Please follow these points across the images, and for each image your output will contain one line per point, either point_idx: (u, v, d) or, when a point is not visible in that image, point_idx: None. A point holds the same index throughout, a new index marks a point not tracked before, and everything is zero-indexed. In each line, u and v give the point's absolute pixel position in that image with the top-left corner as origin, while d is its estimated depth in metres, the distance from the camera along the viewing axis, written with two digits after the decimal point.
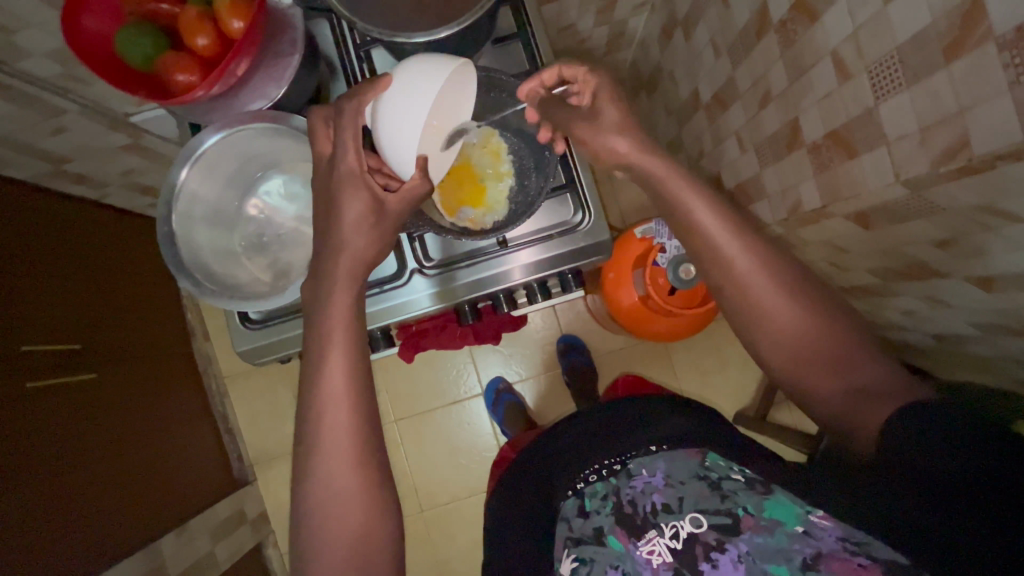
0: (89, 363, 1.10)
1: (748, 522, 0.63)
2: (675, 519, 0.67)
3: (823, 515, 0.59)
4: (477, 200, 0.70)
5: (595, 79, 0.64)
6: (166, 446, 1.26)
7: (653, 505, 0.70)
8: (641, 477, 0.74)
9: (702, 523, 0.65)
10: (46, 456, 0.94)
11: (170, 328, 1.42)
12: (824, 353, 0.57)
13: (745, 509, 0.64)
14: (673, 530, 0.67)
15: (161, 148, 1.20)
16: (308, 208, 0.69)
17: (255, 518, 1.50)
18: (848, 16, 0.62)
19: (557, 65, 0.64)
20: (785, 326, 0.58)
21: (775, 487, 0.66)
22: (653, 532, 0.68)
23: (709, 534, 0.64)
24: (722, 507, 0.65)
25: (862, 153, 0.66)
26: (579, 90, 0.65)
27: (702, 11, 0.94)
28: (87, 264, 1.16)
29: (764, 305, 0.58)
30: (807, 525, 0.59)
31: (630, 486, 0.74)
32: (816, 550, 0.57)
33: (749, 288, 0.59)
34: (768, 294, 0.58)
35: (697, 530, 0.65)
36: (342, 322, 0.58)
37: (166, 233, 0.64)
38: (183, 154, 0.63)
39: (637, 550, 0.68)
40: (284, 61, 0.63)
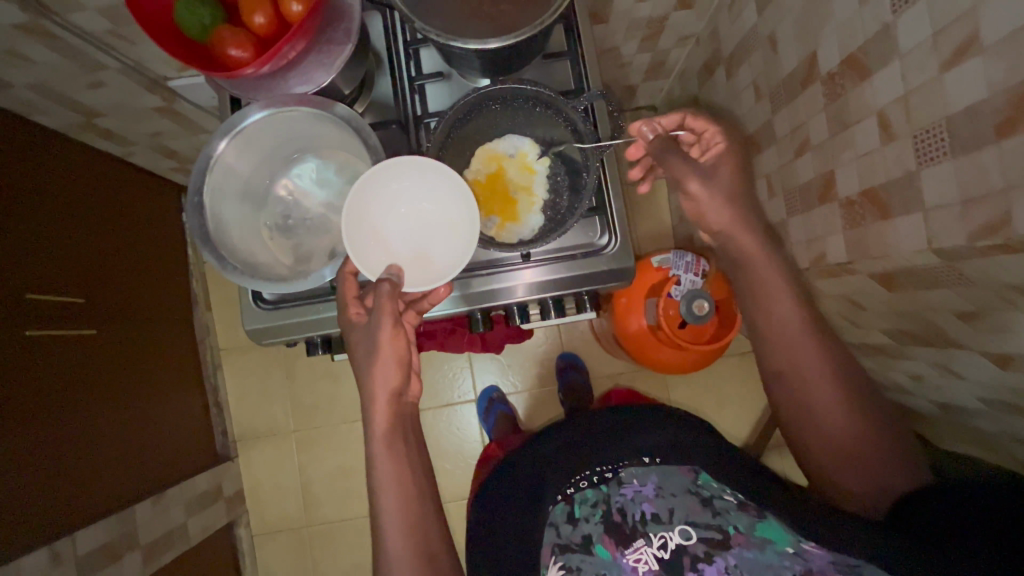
0: (91, 318, 1.10)
1: (738, 538, 0.65)
2: (664, 529, 0.69)
3: (812, 544, 0.63)
4: (507, 214, 0.70)
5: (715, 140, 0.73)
6: (154, 413, 1.25)
7: (643, 514, 0.71)
8: (631, 486, 0.75)
9: (691, 536, 0.67)
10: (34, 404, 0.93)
11: (173, 293, 1.41)
12: (865, 440, 0.67)
13: (736, 528, 0.66)
14: (661, 540, 0.68)
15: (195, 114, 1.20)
16: (339, 197, 0.69)
17: (232, 496, 1.49)
18: (900, 79, 0.62)
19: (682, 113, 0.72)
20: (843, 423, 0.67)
21: (767, 511, 0.68)
22: (641, 541, 0.69)
23: (697, 546, 0.66)
24: (713, 522, 0.68)
25: (895, 216, 0.66)
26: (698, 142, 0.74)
27: (749, 52, 0.95)
28: (103, 219, 1.16)
29: (810, 395, 0.69)
30: (798, 547, 0.63)
31: (621, 493, 0.75)
32: (805, 568, 0.61)
33: (784, 355, 0.70)
34: (814, 378, 0.68)
35: (685, 542, 0.67)
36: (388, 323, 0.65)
37: (196, 204, 0.63)
38: (224, 127, 0.63)
39: (624, 558, 0.69)
40: (335, 49, 0.63)
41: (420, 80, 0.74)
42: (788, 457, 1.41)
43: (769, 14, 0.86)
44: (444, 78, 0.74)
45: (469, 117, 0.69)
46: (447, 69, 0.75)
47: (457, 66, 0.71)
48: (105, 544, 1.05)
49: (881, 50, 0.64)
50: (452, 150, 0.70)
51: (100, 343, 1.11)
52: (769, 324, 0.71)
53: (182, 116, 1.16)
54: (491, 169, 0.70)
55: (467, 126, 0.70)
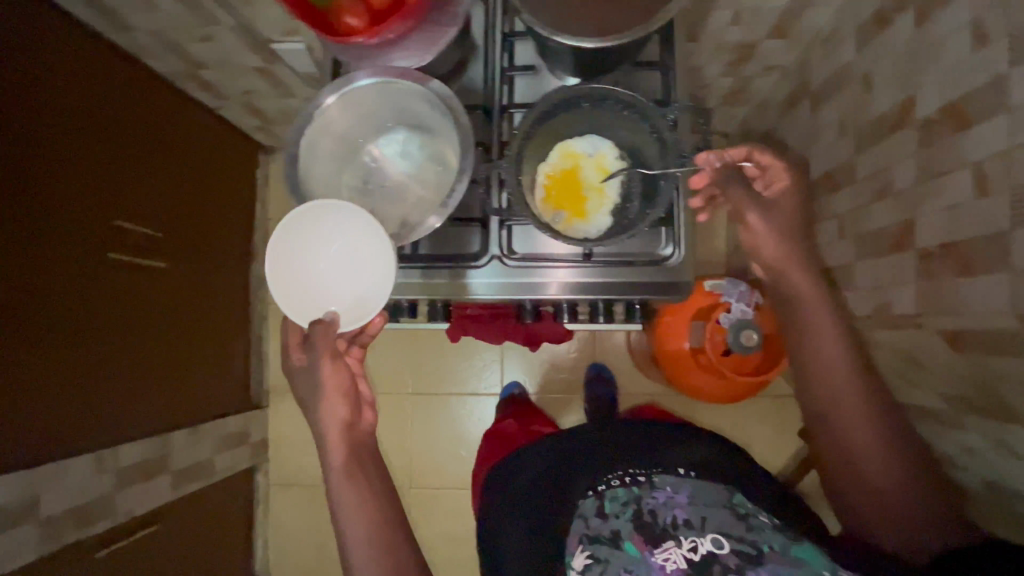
0: (162, 251, 1.16)
1: (773, 556, 0.60)
2: (694, 534, 0.64)
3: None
4: (578, 211, 0.71)
5: (785, 174, 0.71)
6: (201, 351, 1.31)
7: (674, 519, 0.66)
8: (664, 491, 0.71)
9: (724, 545, 0.61)
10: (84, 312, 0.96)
11: (236, 241, 1.49)
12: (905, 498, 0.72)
13: (772, 547, 0.61)
14: (691, 544, 0.62)
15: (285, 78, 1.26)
16: (421, 171, 0.72)
17: (257, 443, 1.56)
18: (1004, 135, 0.60)
19: (748, 148, 0.70)
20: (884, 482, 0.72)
21: (805, 542, 0.63)
22: (671, 542, 0.64)
23: (730, 558, 0.60)
24: (748, 537, 0.63)
25: (977, 275, 0.64)
26: (767, 177, 0.72)
27: (840, 88, 0.93)
28: (186, 161, 1.24)
29: (857, 457, 0.73)
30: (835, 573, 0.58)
31: (652, 496, 0.70)
32: None
33: (839, 421, 0.73)
34: (863, 443, 0.73)
35: (718, 551, 0.61)
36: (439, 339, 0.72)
37: (292, 155, 0.68)
38: (330, 87, 0.67)
39: (654, 557, 0.63)
40: (440, 30, 0.68)
41: (511, 71, 0.77)
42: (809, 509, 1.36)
43: (868, 54, 0.84)
44: (534, 73, 0.77)
45: (557, 110, 0.70)
46: (538, 64, 0.78)
47: (550, 62, 0.73)
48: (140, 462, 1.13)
49: (990, 103, 0.62)
50: (535, 142, 0.71)
51: (166, 279, 1.18)
52: (827, 376, 0.73)
53: (275, 77, 1.23)
54: (567, 164, 0.72)
55: (554, 119, 0.71)
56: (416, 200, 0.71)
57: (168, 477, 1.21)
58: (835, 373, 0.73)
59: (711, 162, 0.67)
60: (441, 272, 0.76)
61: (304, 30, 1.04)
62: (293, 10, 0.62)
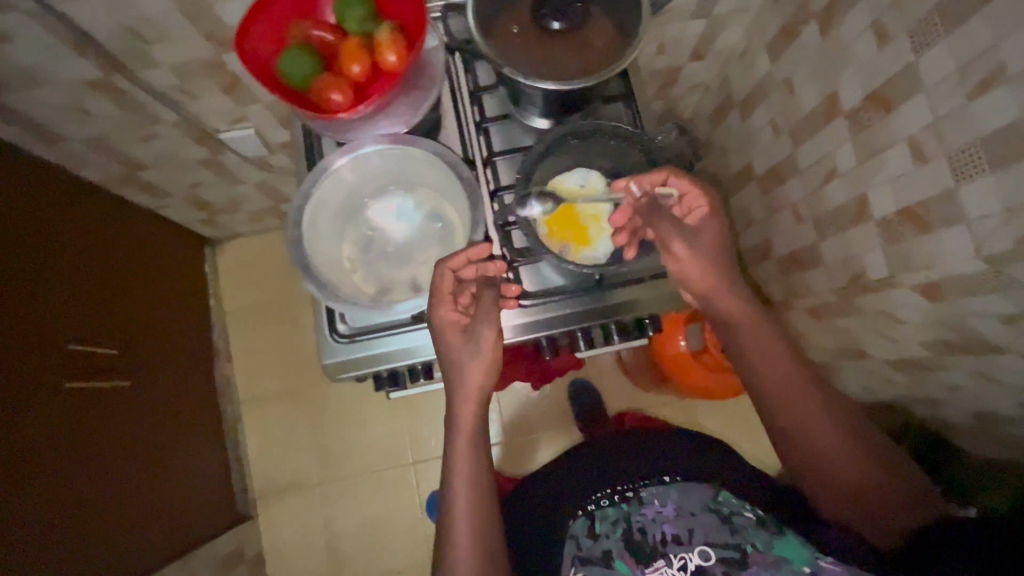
0: (126, 368, 1.13)
1: (755, 556, 0.71)
2: (684, 551, 0.74)
3: (831, 561, 0.69)
4: (581, 240, 0.73)
5: (700, 203, 0.73)
6: (185, 466, 1.25)
7: (664, 532, 0.76)
8: (652, 506, 0.79)
9: (711, 557, 0.72)
10: (76, 484, 0.93)
11: (190, 346, 1.40)
12: (874, 512, 0.74)
13: (753, 545, 0.72)
14: (681, 562, 0.73)
15: (142, 220, 1.29)
16: (423, 231, 0.71)
17: (252, 558, 1.41)
18: (926, 109, 0.70)
19: (664, 171, 0.70)
20: (852, 501, 0.75)
21: (783, 529, 0.74)
22: (661, 561, 0.74)
23: (717, 567, 0.71)
24: (732, 541, 0.73)
25: (938, 230, 0.72)
26: (682, 204, 0.74)
27: (765, 94, 1.05)
28: (134, 287, 1.21)
29: (839, 481, 0.75)
30: (816, 567, 0.69)
31: (642, 512, 0.79)
32: None
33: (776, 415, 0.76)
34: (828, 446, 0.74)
35: (705, 563, 0.72)
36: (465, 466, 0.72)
37: (293, 224, 0.67)
38: (325, 163, 0.68)
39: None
40: (421, 92, 0.71)
41: (485, 122, 0.80)
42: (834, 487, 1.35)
43: (785, 61, 0.96)
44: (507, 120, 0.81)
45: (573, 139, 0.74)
46: (509, 112, 0.82)
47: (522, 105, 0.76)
48: None
49: (907, 85, 0.73)
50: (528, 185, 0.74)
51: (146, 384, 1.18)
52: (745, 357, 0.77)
53: (155, 189, 1.25)
54: (563, 201, 0.73)
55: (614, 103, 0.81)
56: (427, 257, 0.70)
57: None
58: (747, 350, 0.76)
59: (631, 191, 0.71)
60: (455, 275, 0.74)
61: (249, 114, 1.04)
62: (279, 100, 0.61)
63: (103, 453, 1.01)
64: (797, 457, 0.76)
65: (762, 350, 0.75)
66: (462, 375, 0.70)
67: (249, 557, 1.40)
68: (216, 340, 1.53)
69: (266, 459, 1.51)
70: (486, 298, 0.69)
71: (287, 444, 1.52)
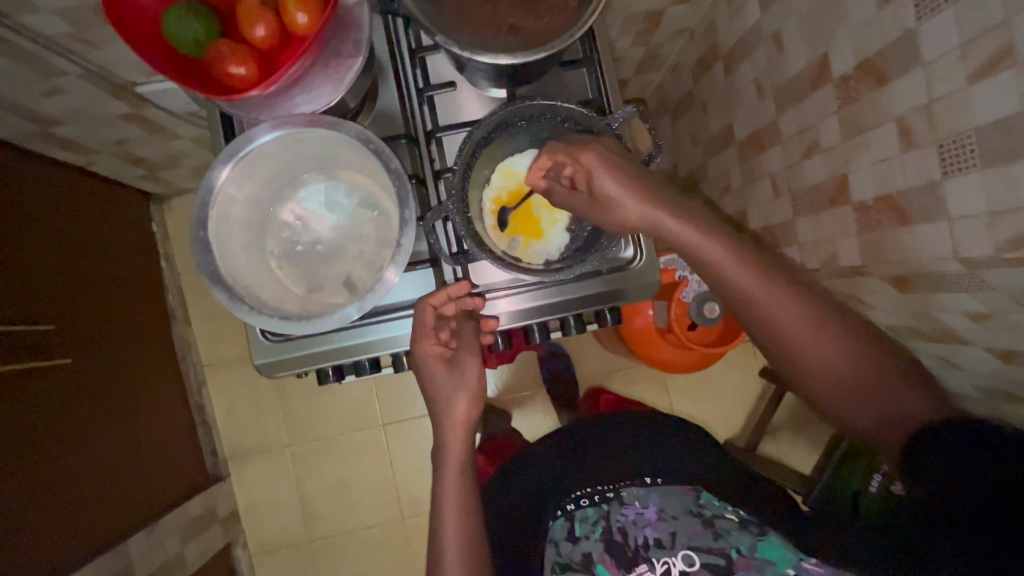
0: (67, 347, 1.06)
1: (741, 563, 0.68)
2: (666, 555, 0.72)
3: (814, 563, 0.66)
4: (537, 233, 0.68)
5: (591, 159, 0.61)
6: (146, 437, 1.24)
7: (644, 538, 0.74)
8: (633, 507, 0.78)
9: (695, 561, 0.70)
10: (13, 473, 0.89)
11: (142, 313, 1.33)
12: (896, 421, 0.64)
13: (739, 551, 0.70)
14: (664, 566, 0.71)
15: (74, 178, 1.16)
16: (352, 221, 0.64)
17: (226, 516, 1.44)
18: (922, 87, 0.63)
19: (545, 151, 0.63)
20: (875, 414, 0.65)
21: (767, 530, 0.72)
22: (644, 566, 0.72)
23: (701, 574, 0.69)
24: (715, 547, 0.71)
25: (916, 224, 0.68)
26: (576, 169, 0.62)
27: (751, 49, 0.93)
28: (72, 253, 1.12)
29: (849, 397, 0.66)
30: (799, 570, 0.66)
31: (622, 513, 0.78)
32: None
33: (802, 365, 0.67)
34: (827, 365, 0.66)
35: (689, 569, 0.70)
36: (452, 470, 0.75)
37: (201, 220, 0.59)
38: (230, 148, 0.59)
39: None
40: (346, 62, 0.61)
41: (428, 91, 0.71)
42: (782, 444, 1.42)
43: (773, 12, 0.84)
44: (454, 88, 0.72)
45: (521, 122, 0.65)
46: (456, 78, 0.72)
47: (469, 73, 0.67)
48: None
49: (902, 57, 0.65)
50: (476, 170, 0.66)
51: (92, 357, 1.12)
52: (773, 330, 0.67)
53: (77, 146, 1.08)
54: (511, 184, 0.68)
55: (571, 69, 0.72)
56: (358, 253, 0.64)
57: (228, 568, 1.43)
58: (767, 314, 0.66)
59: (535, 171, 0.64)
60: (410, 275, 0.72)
61: None
62: (168, 75, 0.53)
63: (45, 430, 0.97)
64: (833, 397, 0.67)
65: (784, 305, 0.66)
66: (451, 403, 0.74)
67: (222, 517, 1.42)
68: (171, 304, 1.45)
69: (233, 424, 1.51)
70: (465, 330, 0.73)
71: (253, 407, 1.51)
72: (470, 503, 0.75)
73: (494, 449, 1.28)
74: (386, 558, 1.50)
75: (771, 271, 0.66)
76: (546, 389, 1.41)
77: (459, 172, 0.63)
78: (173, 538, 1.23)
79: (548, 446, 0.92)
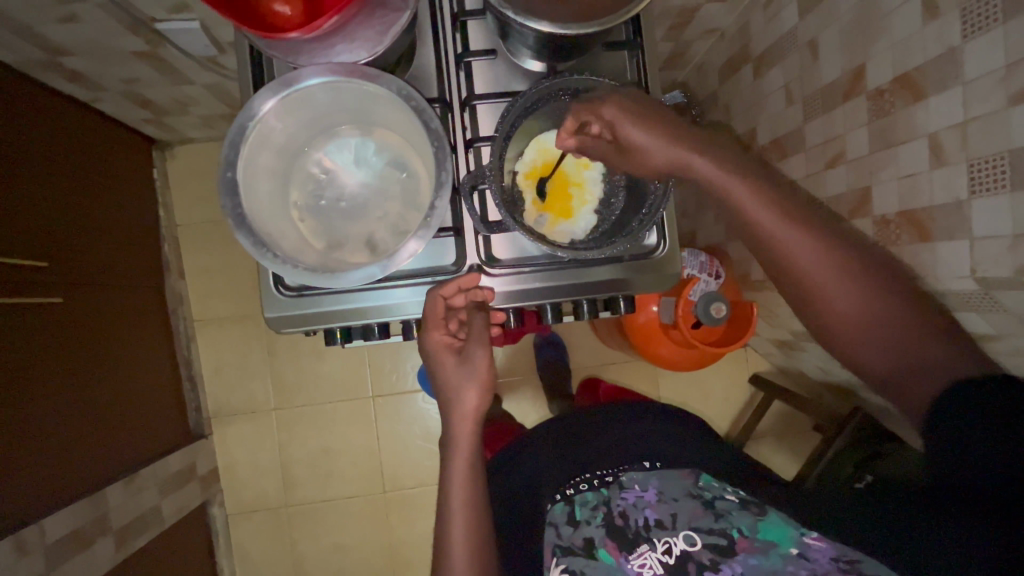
0: (55, 285, 1.02)
1: (743, 544, 0.68)
2: (667, 535, 0.72)
3: (816, 537, 0.66)
4: (565, 211, 0.68)
5: (611, 106, 0.63)
6: (132, 386, 1.21)
7: (645, 519, 0.75)
8: (633, 491, 0.79)
9: (696, 542, 0.70)
10: None
11: (136, 261, 1.29)
12: (910, 369, 0.60)
13: (740, 531, 0.70)
14: (665, 545, 0.71)
15: (76, 114, 1.12)
16: (381, 180, 0.63)
17: (205, 475, 1.42)
18: (959, 106, 0.64)
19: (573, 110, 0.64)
20: (892, 358, 0.61)
21: (768, 510, 0.72)
22: (645, 546, 0.72)
23: (703, 553, 0.69)
24: (716, 527, 0.71)
25: (937, 240, 0.70)
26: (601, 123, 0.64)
27: (784, 54, 0.92)
28: (69, 190, 1.08)
29: (863, 337, 0.62)
30: (802, 547, 0.65)
31: (622, 498, 0.79)
32: (810, 570, 0.63)
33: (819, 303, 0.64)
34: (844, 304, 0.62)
35: (690, 549, 0.70)
36: (462, 448, 0.74)
37: (229, 160, 0.57)
38: (267, 90, 0.57)
39: (628, 564, 0.71)
40: (390, 16, 0.59)
41: (466, 56, 0.69)
42: (765, 449, 1.45)
43: (813, 18, 0.84)
44: (493, 57, 0.70)
45: (565, 96, 0.65)
46: (495, 46, 0.71)
47: (513, 41, 0.66)
48: (74, 530, 1.00)
49: (942, 74, 0.65)
50: (511, 142, 0.65)
51: (83, 298, 1.09)
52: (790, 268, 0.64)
53: (84, 80, 1.04)
54: (545, 160, 0.68)
55: (614, 50, 0.71)
56: (384, 213, 0.63)
57: (203, 526, 1.41)
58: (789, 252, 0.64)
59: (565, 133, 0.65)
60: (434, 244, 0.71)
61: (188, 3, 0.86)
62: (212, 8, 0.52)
63: (30, 365, 0.94)
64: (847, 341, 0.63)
65: (807, 237, 0.63)
66: (461, 391, 0.73)
67: (201, 475, 1.40)
68: (165, 255, 1.41)
69: (219, 382, 1.48)
70: (476, 322, 0.73)
71: (241, 367, 1.49)
72: (476, 482, 0.74)
73: (492, 435, 1.28)
74: (364, 530, 1.50)
75: (809, 219, 0.64)
76: (540, 376, 1.41)
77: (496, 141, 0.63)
78: (151, 491, 1.21)
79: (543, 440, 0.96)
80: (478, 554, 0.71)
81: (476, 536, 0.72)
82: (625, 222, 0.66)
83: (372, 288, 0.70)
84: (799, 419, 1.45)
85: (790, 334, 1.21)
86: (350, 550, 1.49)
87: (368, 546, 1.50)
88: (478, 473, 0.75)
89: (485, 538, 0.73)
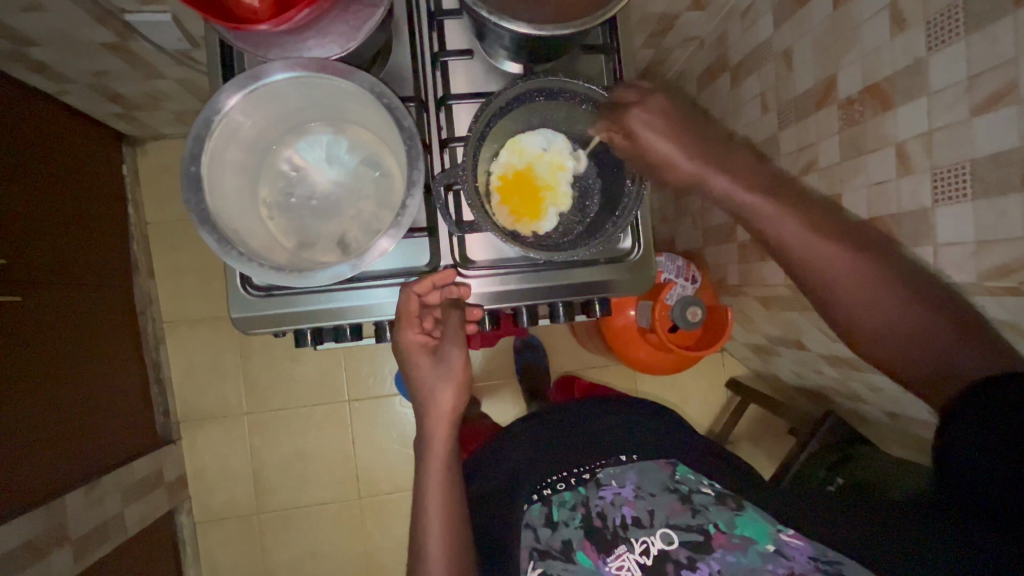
0: (13, 284, 0.98)
1: (720, 539, 0.70)
2: (646, 534, 0.73)
3: (793, 535, 0.70)
4: (536, 213, 0.68)
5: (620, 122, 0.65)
6: (95, 389, 1.16)
7: (622, 518, 0.75)
8: (611, 488, 0.80)
9: (673, 541, 0.71)
10: None
11: (102, 259, 1.25)
12: (934, 367, 0.60)
13: (718, 526, 0.72)
14: (643, 546, 0.72)
15: (40, 106, 1.07)
16: (352, 178, 0.62)
17: (172, 481, 1.37)
18: (925, 116, 0.66)
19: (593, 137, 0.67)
20: (928, 364, 0.60)
21: (745, 506, 0.75)
22: (624, 547, 0.72)
23: (680, 552, 0.70)
24: (694, 523, 0.73)
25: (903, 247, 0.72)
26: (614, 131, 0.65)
27: (760, 63, 0.94)
28: (31, 185, 1.04)
29: (891, 343, 0.62)
30: (779, 543, 0.68)
31: (600, 497, 0.79)
32: (787, 569, 0.66)
33: (856, 314, 0.62)
34: (880, 325, 0.61)
35: (668, 547, 0.71)
36: (439, 446, 0.73)
37: (194, 154, 0.55)
38: (236, 82, 0.55)
39: (607, 566, 0.71)
40: (365, 12, 0.58)
41: (442, 56, 0.68)
42: (740, 453, 1.46)
43: (787, 28, 0.85)
44: (470, 57, 0.70)
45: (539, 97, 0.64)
46: (473, 47, 0.70)
47: (489, 41, 0.65)
48: (28, 541, 0.96)
49: (908, 85, 0.67)
50: (485, 142, 0.64)
51: (42, 298, 1.05)
52: (819, 283, 0.63)
53: (49, 72, 1.00)
54: (520, 164, 0.68)
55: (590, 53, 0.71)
56: (354, 212, 0.62)
57: (169, 533, 1.36)
58: (816, 261, 0.63)
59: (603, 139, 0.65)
60: (411, 244, 0.70)
61: None
62: None
63: None
64: (880, 348, 0.63)
65: (845, 255, 0.62)
66: (436, 391, 0.71)
67: (168, 481, 1.36)
68: (134, 253, 1.37)
69: (189, 385, 1.44)
70: (452, 320, 0.71)
71: (212, 370, 1.45)
72: (452, 483, 0.73)
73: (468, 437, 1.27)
74: (338, 538, 1.47)
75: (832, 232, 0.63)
76: (519, 381, 1.40)
77: (472, 141, 0.62)
78: (114, 498, 1.17)
79: (520, 441, 0.95)
80: (455, 559, 0.70)
81: (451, 540, 0.71)
82: (603, 221, 0.66)
83: (344, 286, 0.68)
84: (773, 423, 1.47)
85: (766, 339, 1.22)
86: (324, 557, 1.46)
87: (342, 553, 1.46)
88: (454, 472, 0.74)
89: (460, 543, 0.71)
